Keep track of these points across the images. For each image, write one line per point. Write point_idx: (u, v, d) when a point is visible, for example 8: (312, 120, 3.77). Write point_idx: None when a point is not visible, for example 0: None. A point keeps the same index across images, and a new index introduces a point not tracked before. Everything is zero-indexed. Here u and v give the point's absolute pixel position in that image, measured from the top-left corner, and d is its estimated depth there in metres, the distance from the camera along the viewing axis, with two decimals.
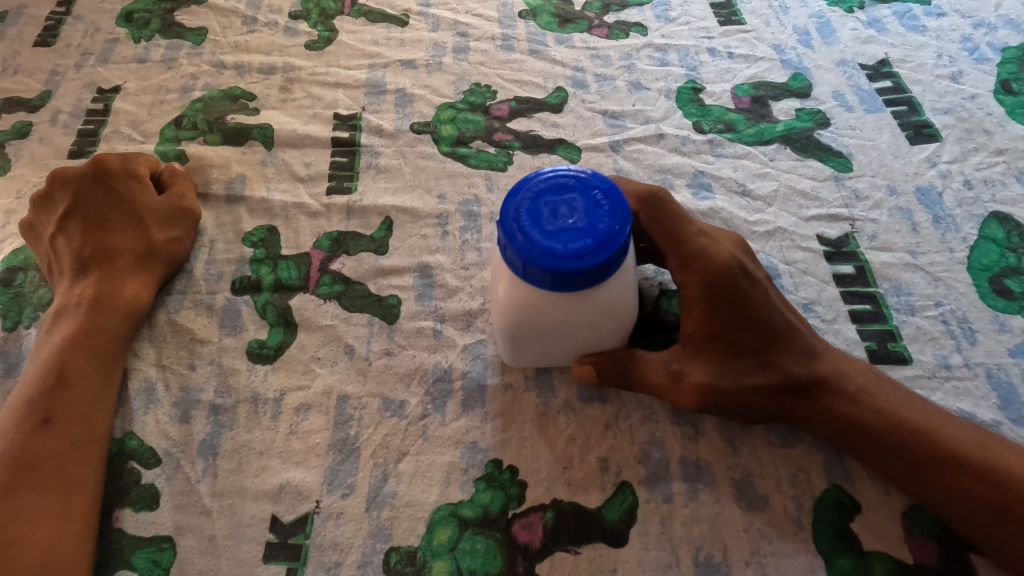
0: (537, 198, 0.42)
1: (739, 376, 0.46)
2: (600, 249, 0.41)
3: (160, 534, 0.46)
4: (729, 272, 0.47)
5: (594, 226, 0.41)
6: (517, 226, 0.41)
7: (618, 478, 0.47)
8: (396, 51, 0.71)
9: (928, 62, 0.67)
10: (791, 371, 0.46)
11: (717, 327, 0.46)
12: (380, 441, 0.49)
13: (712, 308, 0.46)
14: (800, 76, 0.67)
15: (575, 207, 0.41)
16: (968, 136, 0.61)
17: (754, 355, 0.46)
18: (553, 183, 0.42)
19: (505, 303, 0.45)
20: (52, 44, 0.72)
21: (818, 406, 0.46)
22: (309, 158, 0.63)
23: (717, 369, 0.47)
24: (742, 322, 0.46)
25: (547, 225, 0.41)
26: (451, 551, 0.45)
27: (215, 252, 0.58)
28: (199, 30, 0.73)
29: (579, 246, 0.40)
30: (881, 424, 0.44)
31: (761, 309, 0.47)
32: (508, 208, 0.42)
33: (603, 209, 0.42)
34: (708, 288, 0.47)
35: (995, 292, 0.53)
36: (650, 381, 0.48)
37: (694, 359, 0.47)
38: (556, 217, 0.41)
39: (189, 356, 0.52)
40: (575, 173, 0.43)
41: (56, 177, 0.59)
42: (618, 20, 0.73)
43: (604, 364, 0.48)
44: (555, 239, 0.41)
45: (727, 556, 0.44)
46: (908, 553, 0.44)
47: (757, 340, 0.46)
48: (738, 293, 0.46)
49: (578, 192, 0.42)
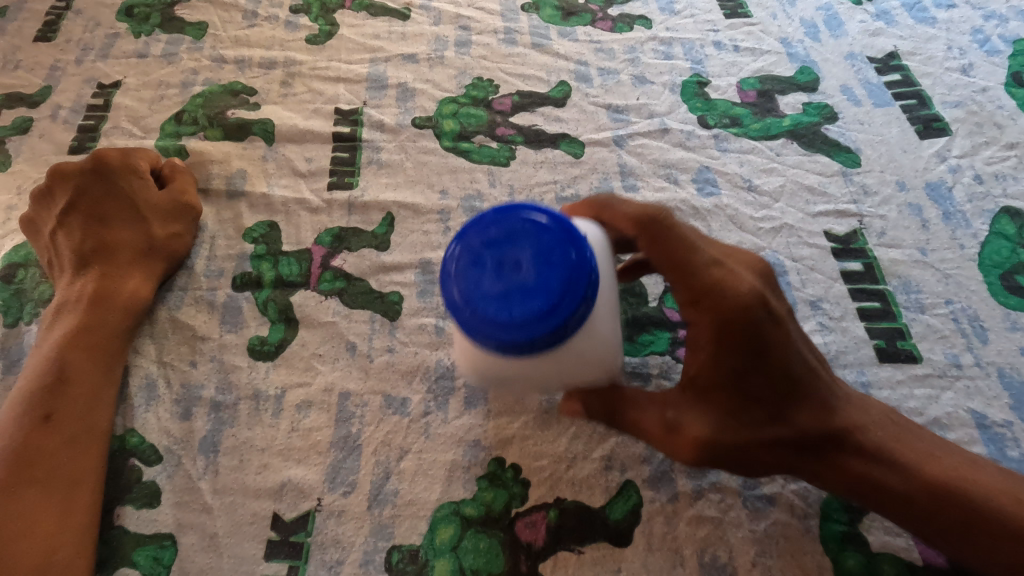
0: (483, 249, 0.38)
1: (745, 432, 0.41)
2: (552, 313, 0.37)
3: (161, 532, 0.45)
4: (747, 314, 0.40)
5: (545, 284, 0.37)
6: (455, 283, 0.38)
7: (623, 477, 0.47)
8: (398, 45, 0.70)
9: (938, 54, 0.66)
10: (803, 426, 0.42)
11: (725, 377, 0.41)
12: (382, 439, 0.48)
13: (721, 355, 0.40)
14: (807, 69, 0.66)
15: (520, 263, 0.37)
16: (978, 130, 0.60)
17: (764, 408, 0.41)
18: (504, 232, 0.38)
19: (465, 360, 0.42)
20: (52, 39, 0.71)
21: (829, 463, 0.42)
22: (310, 153, 0.62)
23: (719, 426, 0.42)
24: (755, 374, 0.40)
25: (490, 285, 0.37)
26: (453, 550, 0.44)
27: (216, 248, 0.57)
28: (200, 24, 0.72)
29: (523, 312, 0.37)
30: (902, 485, 0.40)
31: (782, 356, 0.41)
32: (449, 260, 0.39)
33: (556, 254, 0.37)
34: (722, 329, 0.40)
35: (1006, 289, 0.52)
36: (645, 428, 0.44)
37: (693, 410, 0.42)
38: (501, 274, 0.37)
39: (190, 352, 0.52)
40: (527, 214, 0.38)
41: (56, 172, 0.58)
42: (622, 13, 0.72)
43: (590, 402, 0.45)
44: (501, 304, 0.37)
45: (733, 557, 0.44)
46: (916, 555, 0.43)
47: (770, 391, 0.41)
48: (758, 337, 0.40)
49: (529, 240, 0.38)
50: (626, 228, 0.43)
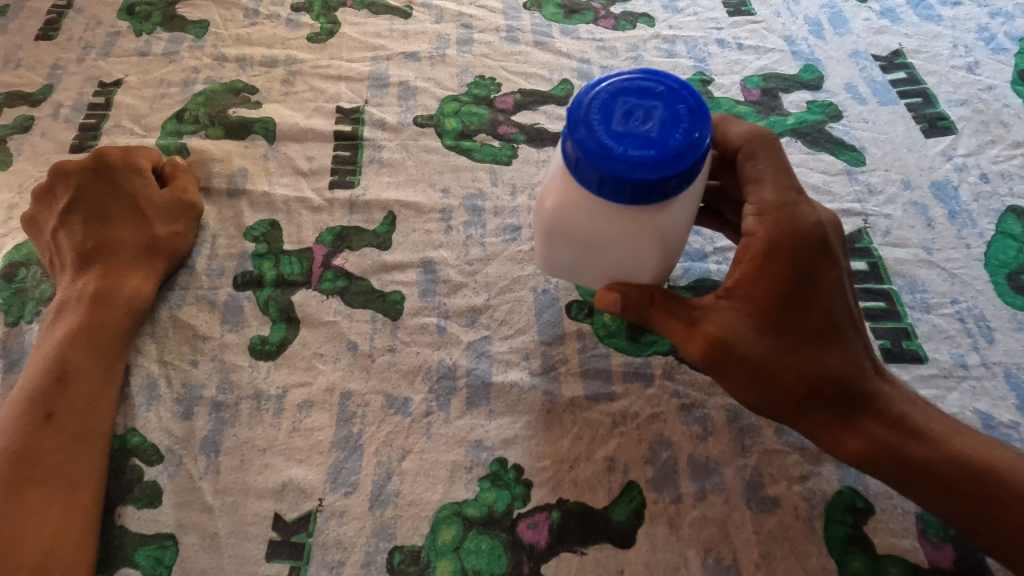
0: (616, 95, 0.37)
1: (777, 350, 0.41)
2: (665, 165, 0.36)
3: (163, 532, 0.45)
4: (806, 241, 0.41)
5: (665, 139, 0.36)
6: (583, 119, 0.36)
7: (625, 478, 0.46)
8: (399, 44, 0.70)
9: (944, 52, 0.65)
10: (838, 366, 0.41)
11: (765, 292, 0.41)
12: (384, 439, 0.48)
13: (768, 269, 0.41)
14: (811, 67, 0.66)
15: (651, 115, 0.36)
16: (984, 128, 0.60)
17: (804, 333, 0.41)
18: (639, 84, 0.37)
19: (547, 200, 0.41)
20: (54, 37, 0.71)
21: (854, 418, 0.42)
22: (311, 152, 0.62)
23: (750, 329, 0.41)
24: (800, 298, 0.41)
25: (616, 124, 0.36)
26: (455, 551, 0.44)
27: (218, 247, 0.57)
28: (202, 23, 0.72)
29: (641, 154, 0.36)
30: (925, 450, 0.40)
31: (830, 292, 0.41)
32: (582, 97, 0.37)
33: (682, 124, 0.36)
34: (779, 248, 0.41)
35: (1013, 289, 0.52)
36: (665, 325, 0.43)
37: (724, 313, 0.41)
38: (629, 119, 0.36)
39: (191, 352, 0.52)
40: (669, 81, 0.37)
41: (58, 171, 0.58)
42: (625, 11, 0.72)
43: (631, 292, 0.43)
44: (618, 141, 0.36)
45: (737, 559, 0.43)
46: (922, 556, 0.43)
47: (815, 321, 0.41)
48: (809, 266, 0.41)
49: (663, 101, 0.37)
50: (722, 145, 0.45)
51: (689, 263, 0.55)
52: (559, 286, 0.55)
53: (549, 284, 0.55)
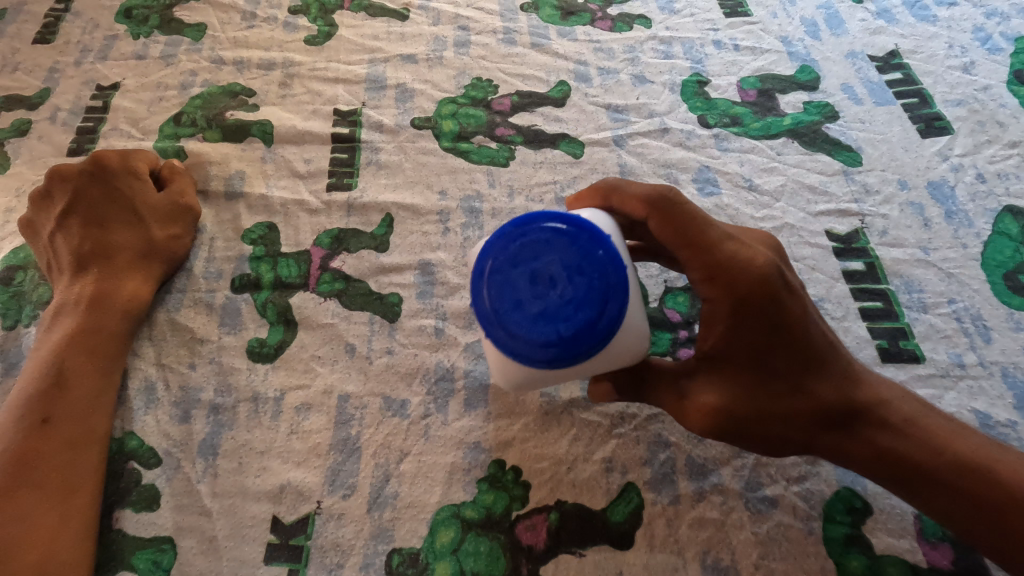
0: (510, 265, 0.37)
1: (766, 405, 0.41)
2: (597, 311, 0.37)
3: (161, 535, 0.45)
4: (764, 285, 0.39)
5: (581, 295, 0.37)
6: (496, 323, 0.37)
7: (623, 479, 0.46)
8: (396, 46, 0.70)
9: (940, 52, 0.65)
10: (826, 400, 0.41)
11: (740, 349, 0.40)
12: (382, 441, 0.48)
13: (737, 324, 0.40)
14: (808, 68, 0.66)
15: (553, 283, 0.37)
16: (981, 128, 0.60)
17: (782, 381, 0.41)
18: (530, 245, 0.37)
19: (494, 363, 0.42)
20: (51, 41, 0.71)
21: (857, 442, 0.41)
22: (309, 154, 0.62)
23: (735, 390, 0.41)
24: (774, 343, 0.40)
25: (526, 309, 0.37)
26: (453, 553, 0.44)
27: (215, 250, 0.57)
28: (199, 26, 0.72)
29: (556, 351, 0.37)
30: (932, 460, 0.40)
31: (800, 329, 0.40)
32: (480, 265, 0.38)
33: (588, 265, 0.37)
34: (738, 301, 0.39)
35: (1010, 288, 0.52)
36: (659, 399, 0.43)
37: (710, 377, 0.41)
38: (536, 289, 0.37)
39: (189, 355, 0.52)
40: (546, 225, 0.37)
41: (55, 174, 0.58)
42: (622, 13, 0.72)
43: (619, 377, 0.44)
44: (541, 323, 0.37)
45: (735, 560, 0.43)
46: (920, 557, 0.43)
47: (790, 365, 0.40)
48: (773, 312, 0.39)
49: (556, 253, 0.37)
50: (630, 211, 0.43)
51: None
52: None
53: None
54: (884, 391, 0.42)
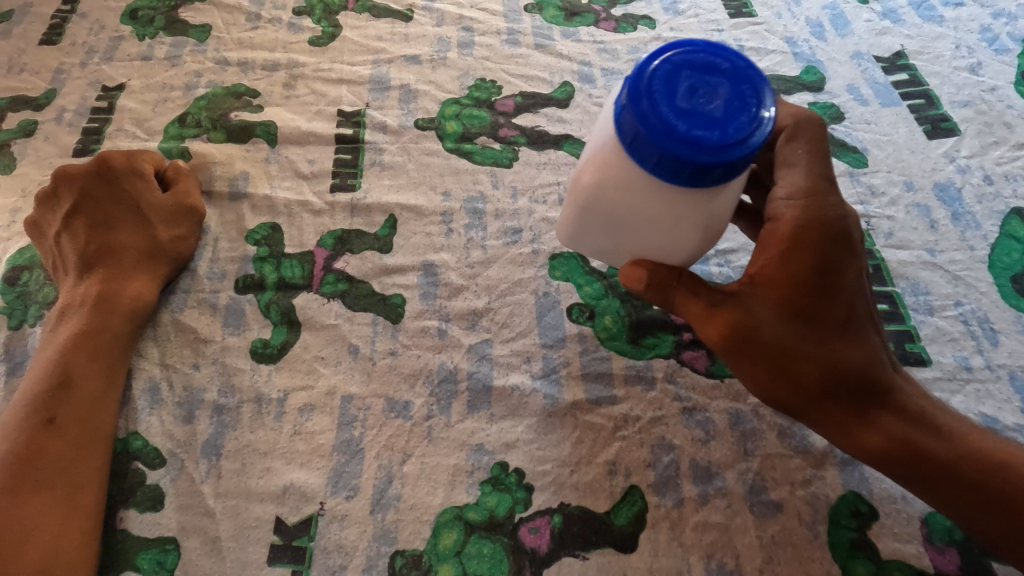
0: (678, 68, 0.34)
1: (804, 337, 0.41)
2: (727, 148, 0.33)
3: (165, 536, 0.45)
4: (829, 231, 0.41)
5: (730, 120, 0.33)
6: (645, 89, 0.33)
7: (627, 482, 0.46)
8: (400, 47, 0.70)
9: (946, 53, 0.65)
10: (859, 355, 0.41)
11: (791, 282, 0.40)
12: (385, 442, 0.48)
13: (788, 259, 0.41)
14: (813, 69, 0.66)
15: (708, 99, 0.33)
16: (988, 130, 0.60)
17: (825, 323, 0.41)
18: (703, 61, 0.34)
19: (586, 185, 0.38)
20: (57, 42, 0.71)
21: (873, 411, 0.41)
22: (313, 155, 0.62)
23: (780, 312, 0.40)
24: (822, 283, 0.41)
25: (681, 101, 0.33)
26: (456, 555, 0.44)
27: (219, 251, 0.57)
28: (204, 27, 0.72)
29: (703, 134, 0.33)
30: (942, 445, 0.40)
31: (852, 280, 0.42)
32: (643, 65, 0.34)
33: (748, 107, 0.34)
34: (802, 234, 0.41)
35: (1018, 291, 0.51)
36: (688, 305, 0.42)
37: (752, 299, 0.41)
38: (694, 95, 0.33)
39: (193, 355, 0.52)
40: (734, 59, 0.35)
41: (61, 175, 0.58)
42: (626, 13, 0.72)
43: (663, 274, 0.41)
44: (682, 118, 0.33)
45: (740, 564, 0.43)
46: (927, 562, 0.43)
47: (838, 308, 0.41)
48: (831, 255, 0.41)
49: (728, 78, 0.34)
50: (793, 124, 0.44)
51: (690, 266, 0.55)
52: (560, 289, 0.55)
53: (551, 287, 0.55)
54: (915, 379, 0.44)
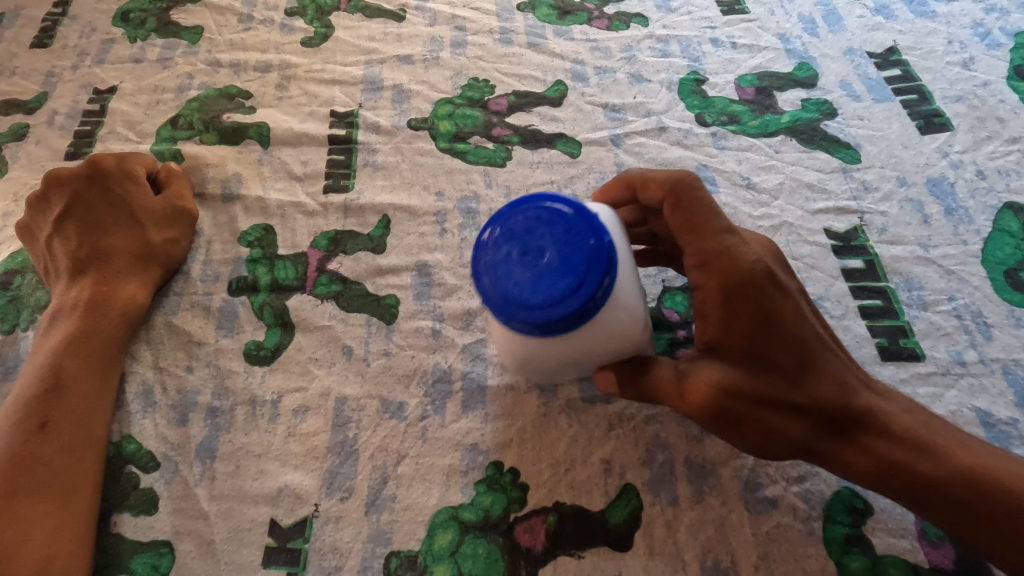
0: (507, 244, 0.39)
1: (766, 393, 0.40)
2: (582, 287, 0.38)
3: (159, 539, 0.45)
4: (753, 280, 0.40)
5: (570, 263, 0.38)
6: (489, 279, 0.39)
7: (622, 481, 0.46)
8: (393, 47, 0.69)
9: (938, 49, 0.65)
10: (821, 398, 0.40)
11: (740, 342, 0.40)
12: (380, 443, 0.48)
13: (730, 316, 0.40)
14: (806, 65, 0.66)
15: (531, 256, 0.38)
16: (980, 124, 0.60)
17: (781, 376, 0.40)
18: (522, 221, 0.39)
19: (510, 360, 0.44)
20: (48, 45, 0.71)
21: (853, 444, 0.40)
22: (305, 156, 0.62)
23: (739, 373, 0.40)
24: (769, 334, 0.40)
25: (521, 273, 0.38)
26: (452, 556, 0.44)
27: (212, 253, 0.57)
28: (196, 29, 0.72)
29: (558, 290, 0.38)
30: (931, 468, 0.39)
31: (794, 323, 0.40)
32: (481, 256, 0.39)
33: (579, 242, 0.38)
34: (733, 290, 0.40)
35: (1011, 285, 0.51)
36: (659, 388, 0.43)
37: (712, 369, 0.40)
38: (529, 260, 0.38)
39: (186, 358, 0.52)
40: (543, 203, 0.39)
41: (52, 179, 0.58)
42: (618, 12, 0.71)
43: (620, 376, 0.43)
44: (530, 288, 0.38)
45: (735, 561, 0.43)
46: (921, 557, 0.43)
47: (789, 357, 0.40)
48: (766, 303, 0.40)
49: (551, 224, 0.39)
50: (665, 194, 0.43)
51: None
52: None
53: None
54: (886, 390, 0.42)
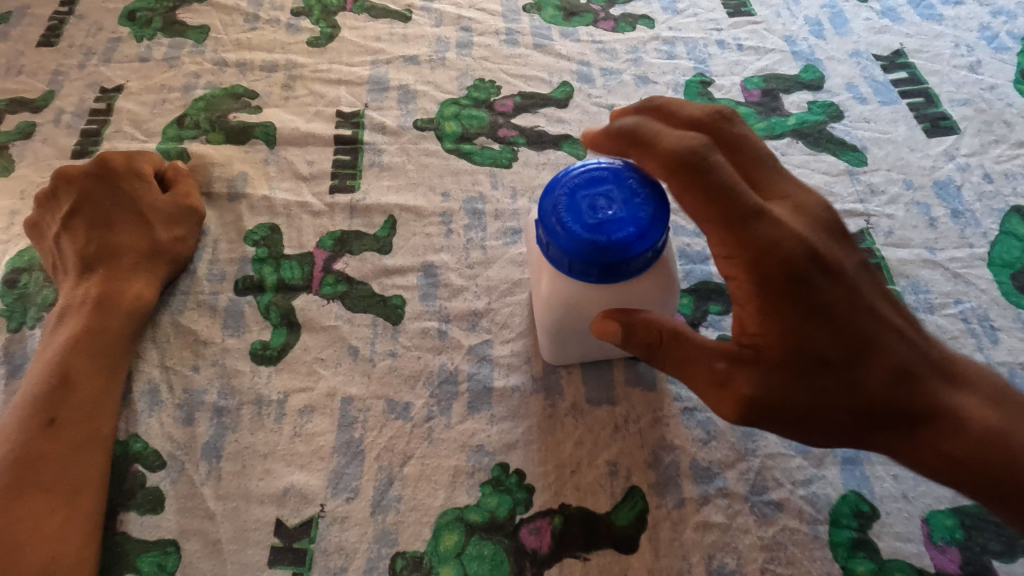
0: (573, 193, 0.41)
1: (817, 390, 0.38)
2: (644, 236, 0.40)
3: (165, 538, 0.45)
4: (789, 262, 0.37)
5: (634, 214, 0.40)
6: (556, 223, 0.40)
7: (628, 483, 0.46)
8: (399, 47, 0.70)
9: (945, 52, 0.65)
10: (880, 393, 0.38)
11: (782, 332, 0.37)
12: (386, 444, 0.48)
13: (768, 305, 0.38)
14: (812, 68, 0.66)
15: (597, 205, 0.40)
16: (987, 128, 0.60)
17: (832, 370, 0.37)
18: (587, 175, 0.41)
19: (549, 318, 0.46)
20: (55, 44, 0.71)
21: (916, 439, 0.38)
22: (311, 156, 0.62)
23: (783, 366, 0.38)
24: (818, 329, 0.37)
25: (587, 219, 0.40)
26: (457, 557, 0.44)
27: (219, 252, 0.57)
28: (202, 28, 0.72)
29: (622, 236, 0.40)
30: (1005, 467, 0.36)
31: (840, 309, 0.38)
32: (545, 204, 0.41)
33: (641, 197, 0.40)
34: (769, 273, 0.37)
35: (1018, 289, 0.51)
36: (690, 374, 0.40)
37: (748, 364, 0.38)
38: (596, 209, 0.40)
39: (193, 357, 0.52)
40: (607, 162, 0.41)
41: (61, 176, 0.58)
42: (625, 13, 0.71)
43: (636, 330, 0.41)
44: (597, 232, 0.40)
45: (741, 564, 0.43)
46: (927, 561, 0.43)
47: (838, 346, 0.38)
48: (805, 289, 0.37)
49: (615, 180, 0.41)
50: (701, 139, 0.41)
51: (691, 266, 0.55)
52: None
53: None
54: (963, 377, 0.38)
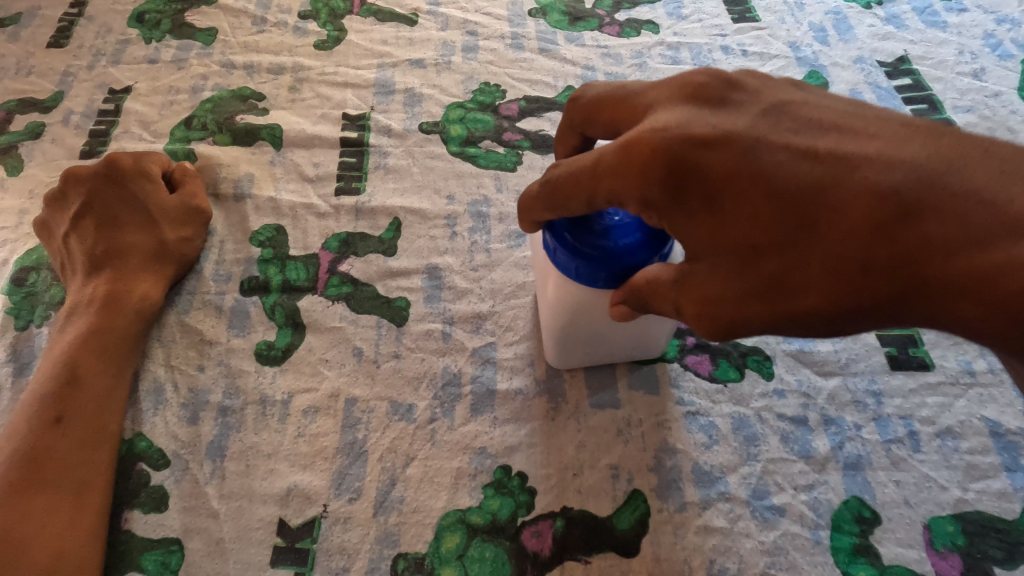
0: None
1: (764, 282, 0.34)
2: (651, 243, 0.40)
3: (169, 536, 0.45)
4: (656, 160, 0.35)
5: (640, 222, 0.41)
6: (565, 230, 0.41)
7: (630, 486, 0.46)
8: (405, 51, 0.70)
9: (950, 58, 0.65)
10: (833, 259, 0.33)
11: (693, 237, 0.35)
12: (389, 445, 0.48)
13: (670, 215, 0.36)
14: (816, 74, 0.66)
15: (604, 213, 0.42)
16: (991, 134, 0.60)
17: (763, 256, 0.34)
18: None
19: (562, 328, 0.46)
20: (64, 45, 0.72)
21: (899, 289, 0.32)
22: (317, 158, 0.63)
23: (718, 269, 0.35)
24: (722, 219, 0.35)
25: (595, 225, 0.41)
26: (459, 558, 0.44)
27: (225, 253, 0.58)
28: (210, 30, 0.72)
29: (629, 241, 0.40)
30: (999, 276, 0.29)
31: (740, 183, 0.34)
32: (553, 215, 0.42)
33: None
34: (649, 188, 0.36)
35: None
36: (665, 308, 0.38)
37: (688, 273, 0.36)
38: (602, 216, 0.41)
39: (198, 356, 0.52)
40: None
41: (70, 176, 0.58)
42: (629, 18, 0.72)
43: (627, 295, 0.39)
44: (604, 237, 0.41)
45: (742, 569, 0.43)
46: (929, 568, 0.42)
47: (755, 223, 0.34)
48: (688, 183, 0.35)
49: None
50: (590, 111, 0.42)
51: None
52: None
53: None
54: (936, 194, 0.31)
